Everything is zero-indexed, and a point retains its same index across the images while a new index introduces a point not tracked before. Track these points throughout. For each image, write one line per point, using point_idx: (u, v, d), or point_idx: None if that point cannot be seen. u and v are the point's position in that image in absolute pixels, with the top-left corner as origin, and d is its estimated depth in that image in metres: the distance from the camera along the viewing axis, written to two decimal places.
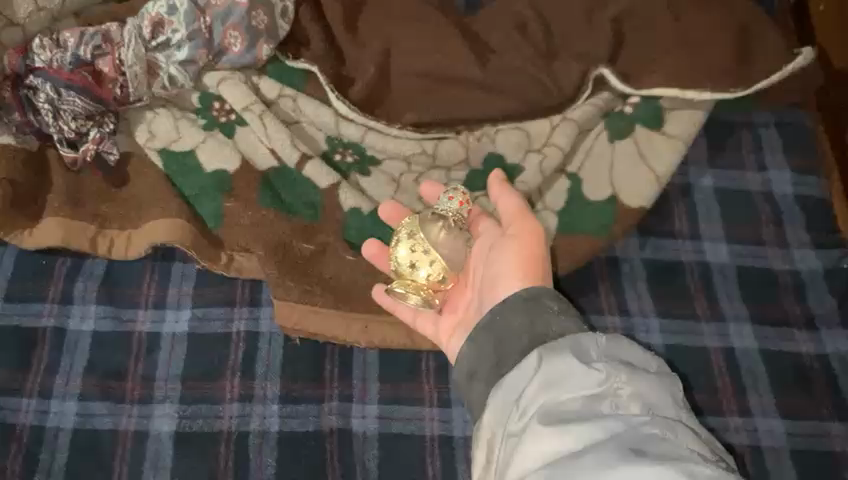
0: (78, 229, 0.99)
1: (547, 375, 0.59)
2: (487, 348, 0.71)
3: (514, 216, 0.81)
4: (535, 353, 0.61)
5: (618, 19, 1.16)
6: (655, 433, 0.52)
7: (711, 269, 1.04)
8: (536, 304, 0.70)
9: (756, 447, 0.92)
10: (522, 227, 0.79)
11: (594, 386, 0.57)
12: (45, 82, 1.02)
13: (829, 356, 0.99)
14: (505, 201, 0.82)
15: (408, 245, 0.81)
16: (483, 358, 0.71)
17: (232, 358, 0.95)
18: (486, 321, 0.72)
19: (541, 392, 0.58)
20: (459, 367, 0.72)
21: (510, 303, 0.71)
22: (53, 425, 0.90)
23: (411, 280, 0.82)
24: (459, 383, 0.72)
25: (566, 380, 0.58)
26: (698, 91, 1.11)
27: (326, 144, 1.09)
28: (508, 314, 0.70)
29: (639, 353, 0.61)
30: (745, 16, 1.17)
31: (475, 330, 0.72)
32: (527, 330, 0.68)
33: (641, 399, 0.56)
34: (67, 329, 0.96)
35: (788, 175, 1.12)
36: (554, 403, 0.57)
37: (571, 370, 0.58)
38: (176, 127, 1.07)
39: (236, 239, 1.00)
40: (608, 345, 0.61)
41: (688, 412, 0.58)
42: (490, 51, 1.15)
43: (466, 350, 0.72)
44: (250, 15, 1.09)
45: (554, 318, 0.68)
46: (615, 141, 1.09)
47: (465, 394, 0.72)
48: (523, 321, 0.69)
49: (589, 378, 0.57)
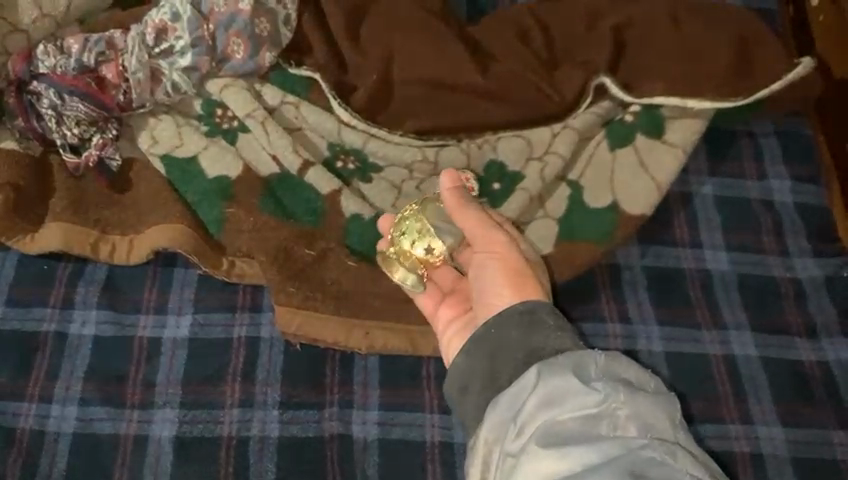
0: (80, 235, 0.99)
1: (546, 393, 0.57)
2: (480, 360, 0.67)
3: (479, 233, 0.77)
4: (534, 368, 0.60)
5: (619, 28, 1.17)
6: (655, 458, 0.51)
7: (711, 277, 1.04)
8: (533, 319, 0.66)
9: (757, 455, 0.92)
10: (494, 245, 0.77)
11: (592, 406, 0.55)
12: (49, 88, 1.04)
13: (829, 363, 0.99)
14: (465, 219, 0.78)
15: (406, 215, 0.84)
16: (475, 371, 0.67)
17: (233, 364, 0.95)
18: (480, 335, 0.68)
19: (539, 412, 0.57)
20: (450, 379, 0.69)
21: (506, 315, 0.67)
22: (53, 430, 0.90)
23: (400, 248, 0.83)
24: (452, 397, 0.69)
25: (566, 401, 0.56)
26: (698, 100, 1.12)
27: (328, 150, 1.10)
28: (503, 328, 0.67)
29: (638, 371, 0.59)
30: (745, 27, 1.17)
31: (468, 343, 0.68)
32: (523, 345, 0.65)
33: (639, 421, 0.54)
34: (69, 334, 0.96)
35: (788, 183, 1.12)
36: (552, 423, 0.56)
37: (570, 390, 0.57)
38: (179, 133, 1.08)
39: (238, 244, 1.00)
40: (607, 364, 0.58)
41: (687, 433, 0.56)
42: (491, 58, 1.15)
43: (459, 363, 0.68)
44: (252, 22, 1.10)
45: (552, 333, 0.65)
46: (616, 149, 1.10)
47: (458, 408, 0.68)
48: (517, 334, 0.66)
49: (587, 398, 0.56)
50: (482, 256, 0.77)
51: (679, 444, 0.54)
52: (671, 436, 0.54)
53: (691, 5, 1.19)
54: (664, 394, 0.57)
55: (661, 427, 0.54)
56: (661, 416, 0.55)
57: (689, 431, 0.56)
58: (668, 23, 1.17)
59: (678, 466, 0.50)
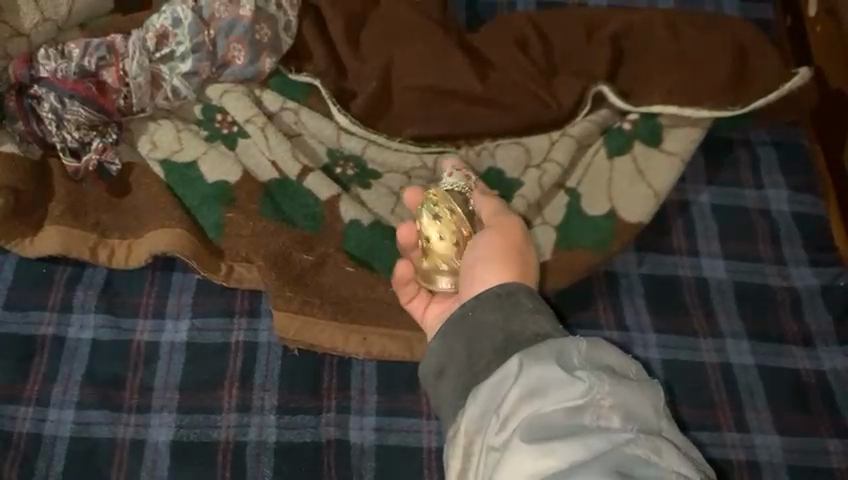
0: (79, 238, 1.00)
1: (529, 384, 0.57)
2: (456, 343, 0.67)
3: (490, 215, 0.80)
4: (515, 358, 0.59)
5: (617, 37, 1.18)
6: (640, 455, 0.53)
7: (708, 285, 1.05)
8: (511, 302, 0.66)
9: (753, 462, 0.93)
10: (499, 224, 0.79)
11: (577, 398, 0.55)
12: (49, 92, 1.03)
13: (825, 372, 1.00)
14: (483, 202, 0.82)
15: (432, 213, 0.81)
16: (452, 355, 0.67)
17: (230, 368, 0.95)
18: (456, 317, 0.68)
19: (522, 403, 0.57)
20: (426, 365, 0.69)
21: (484, 299, 0.67)
22: (50, 433, 0.90)
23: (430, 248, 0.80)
24: (427, 380, 0.69)
25: (549, 392, 0.56)
26: (697, 109, 1.12)
27: (327, 157, 1.10)
28: (481, 310, 0.67)
29: (619, 356, 0.59)
30: (740, 38, 1.19)
31: (445, 326, 0.68)
32: (502, 328, 0.65)
33: (624, 412, 0.55)
34: (66, 337, 0.96)
35: (785, 192, 1.12)
36: (536, 416, 0.55)
37: (553, 380, 0.56)
38: (179, 138, 1.08)
39: (237, 249, 1.01)
40: (590, 350, 0.58)
41: (668, 419, 0.57)
42: (490, 67, 1.16)
43: (435, 346, 0.68)
44: (254, 28, 1.10)
45: (530, 316, 0.65)
46: (614, 157, 1.10)
47: (433, 392, 0.68)
48: (495, 318, 0.66)
49: (572, 389, 0.56)
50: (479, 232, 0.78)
51: (661, 434, 0.56)
52: (654, 425, 0.56)
53: (691, 17, 1.20)
54: (646, 380, 0.58)
55: (645, 417, 0.56)
56: (644, 406, 0.56)
57: (671, 419, 0.58)
58: (667, 34, 1.18)
59: (663, 463, 0.53)
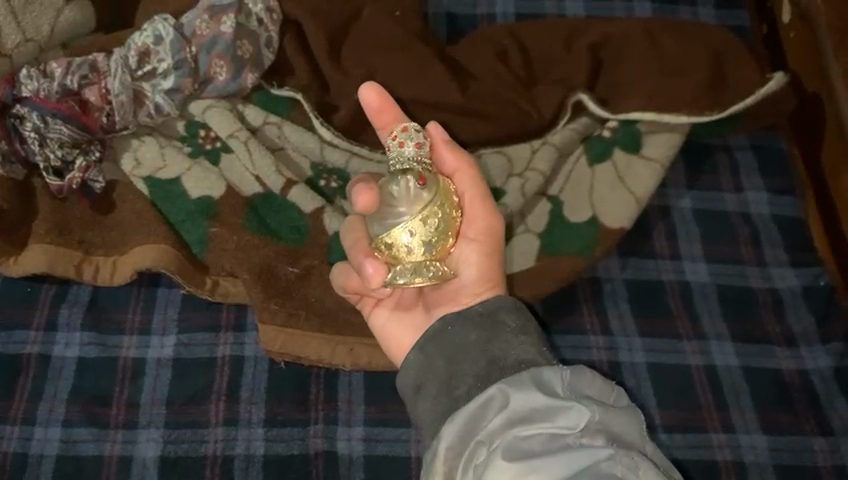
0: (65, 256, 0.99)
1: (513, 412, 0.59)
2: (437, 360, 0.67)
3: (468, 215, 0.73)
4: (497, 387, 0.60)
5: (595, 46, 1.18)
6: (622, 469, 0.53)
7: (692, 288, 1.06)
8: (493, 321, 0.68)
9: (740, 463, 0.94)
10: (475, 231, 0.73)
11: (563, 426, 0.57)
12: (32, 111, 1.02)
13: (808, 371, 1.01)
14: (466, 191, 0.73)
15: (440, 225, 0.68)
16: (430, 370, 0.67)
17: (217, 384, 0.95)
18: (434, 333, 0.69)
19: (506, 429, 0.58)
20: (404, 377, 0.68)
21: (466, 316, 0.68)
22: (36, 453, 0.90)
23: (414, 256, 0.68)
24: (406, 395, 0.68)
25: (535, 418, 0.58)
26: (675, 114, 1.12)
27: (311, 170, 1.11)
28: (461, 328, 0.68)
29: (601, 383, 0.61)
30: (716, 45, 1.19)
31: (423, 340, 0.69)
32: (484, 350, 0.66)
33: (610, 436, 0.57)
34: (52, 355, 0.96)
35: (764, 195, 1.14)
36: (520, 440, 0.57)
37: (538, 408, 0.58)
38: (162, 154, 1.08)
39: (221, 263, 1.00)
40: (573, 379, 0.61)
41: (651, 444, 0.59)
42: (471, 78, 1.16)
43: (414, 359, 0.68)
44: (235, 44, 1.10)
45: (513, 339, 0.66)
46: (595, 165, 1.12)
47: (411, 408, 0.67)
48: (478, 336, 0.67)
49: (557, 416, 0.58)
50: (461, 242, 0.73)
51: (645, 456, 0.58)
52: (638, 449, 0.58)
53: (669, 24, 1.20)
54: (628, 407, 0.61)
55: (630, 443, 0.58)
56: (628, 432, 0.58)
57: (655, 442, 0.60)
58: (644, 42, 1.18)
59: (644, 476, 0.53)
